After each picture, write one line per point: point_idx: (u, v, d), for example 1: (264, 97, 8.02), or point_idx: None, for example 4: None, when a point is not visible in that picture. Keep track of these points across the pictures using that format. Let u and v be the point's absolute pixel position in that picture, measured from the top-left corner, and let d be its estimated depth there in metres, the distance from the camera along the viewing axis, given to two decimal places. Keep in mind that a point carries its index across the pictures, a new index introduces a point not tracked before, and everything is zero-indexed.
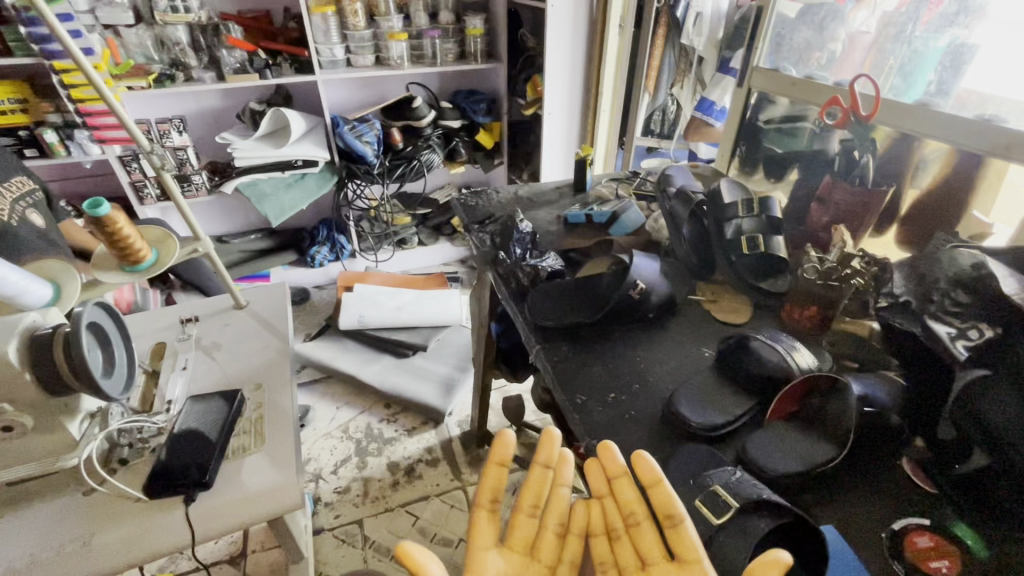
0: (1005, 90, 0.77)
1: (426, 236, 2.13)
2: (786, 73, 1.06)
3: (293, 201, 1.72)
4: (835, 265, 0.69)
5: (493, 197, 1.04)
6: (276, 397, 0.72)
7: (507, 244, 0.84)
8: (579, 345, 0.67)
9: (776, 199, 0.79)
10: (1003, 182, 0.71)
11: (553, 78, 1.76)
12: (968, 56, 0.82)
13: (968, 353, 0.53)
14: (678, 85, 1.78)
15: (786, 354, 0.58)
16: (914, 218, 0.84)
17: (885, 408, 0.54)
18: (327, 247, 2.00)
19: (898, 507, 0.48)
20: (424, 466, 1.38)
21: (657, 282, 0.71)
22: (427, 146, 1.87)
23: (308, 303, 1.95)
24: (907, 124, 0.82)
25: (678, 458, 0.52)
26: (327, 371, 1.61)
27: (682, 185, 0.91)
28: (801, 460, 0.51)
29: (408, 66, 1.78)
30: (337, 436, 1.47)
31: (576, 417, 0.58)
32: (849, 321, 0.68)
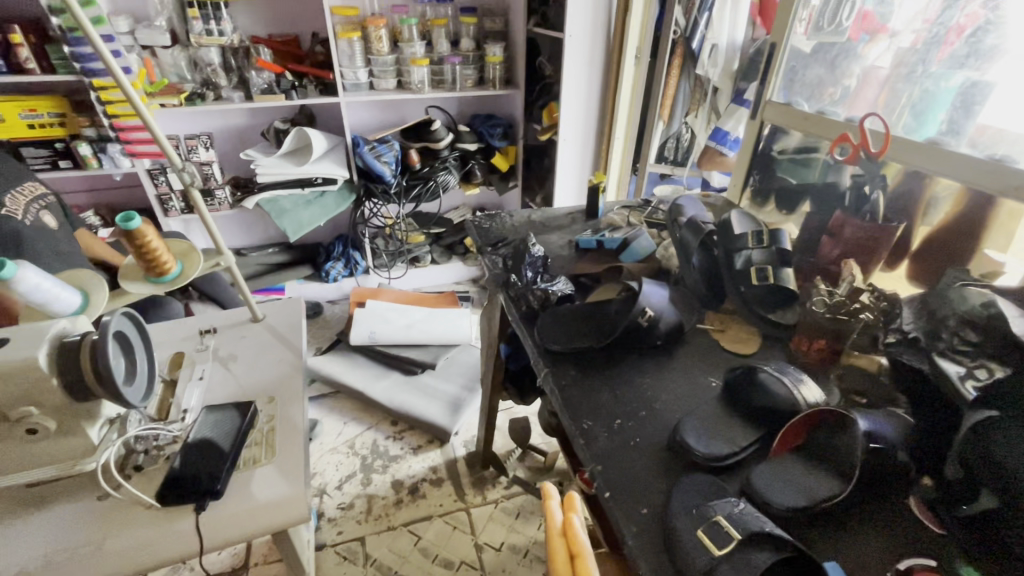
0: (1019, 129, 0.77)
1: (439, 255, 2.16)
2: (800, 107, 1.08)
3: (312, 218, 1.79)
4: (845, 299, 0.70)
5: (506, 220, 1.06)
6: (289, 410, 0.73)
7: (518, 266, 0.85)
8: (587, 370, 0.68)
9: (786, 232, 0.81)
10: (1017, 223, 0.71)
11: (568, 105, 1.82)
12: (980, 97, 0.83)
13: (976, 394, 0.53)
14: (692, 114, 1.81)
15: (793, 387, 0.58)
16: (924, 255, 0.85)
17: (893, 445, 0.53)
18: (342, 263, 2.04)
19: (905, 548, 0.48)
20: (428, 486, 1.38)
21: (665, 309, 0.71)
22: (443, 168, 1.91)
23: (321, 318, 1.98)
24: (918, 161, 0.83)
25: (683, 487, 0.52)
26: (336, 386, 1.63)
27: (693, 214, 0.92)
28: (806, 495, 0.50)
29: (428, 91, 1.84)
30: (343, 451, 1.48)
31: (581, 442, 0.59)
32: (859, 355, 0.68)
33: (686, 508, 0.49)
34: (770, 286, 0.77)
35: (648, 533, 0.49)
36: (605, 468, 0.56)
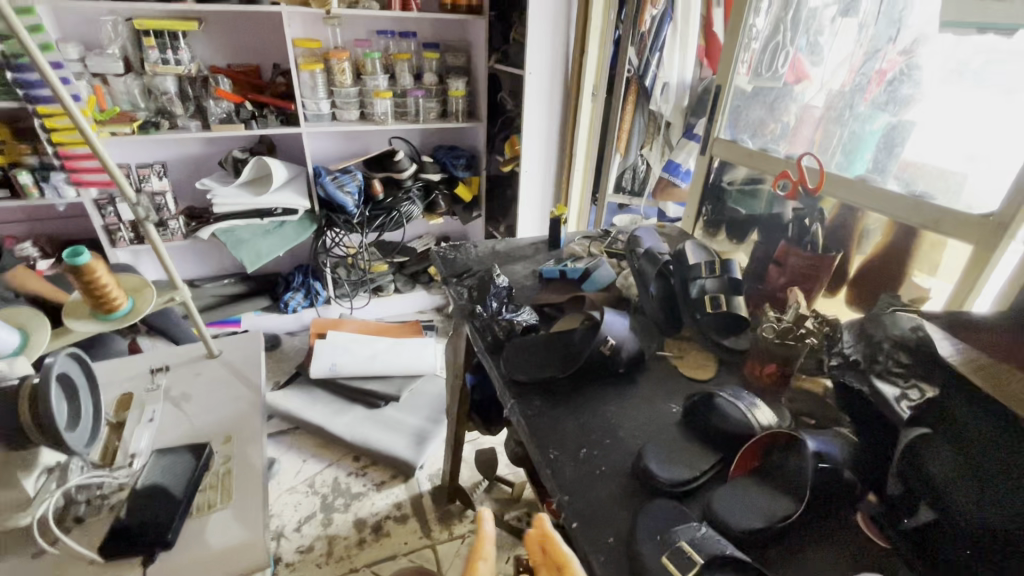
0: (942, 160, 0.85)
1: (403, 284, 2.15)
2: (743, 144, 1.16)
3: (270, 248, 1.73)
4: (791, 325, 0.74)
5: (471, 250, 1.08)
6: (247, 450, 0.71)
7: (484, 298, 0.87)
8: (553, 399, 0.69)
9: (736, 262, 0.85)
10: (942, 252, 0.79)
11: (530, 137, 1.88)
12: (899, 139, 0.92)
13: (910, 412, 0.58)
14: (647, 147, 1.89)
15: (747, 411, 0.61)
16: (860, 282, 0.91)
17: (838, 464, 0.57)
18: (301, 294, 1.99)
19: (857, 565, 0.50)
20: (392, 523, 1.33)
21: (626, 338, 0.73)
22: (406, 198, 1.92)
23: (278, 350, 1.92)
24: (851, 197, 0.90)
25: (648, 514, 0.53)
26: (294, 422, 1.57)
27: (649, 246, 0.96)
28: (764, 516, 0.52)
29: (391, 122, 1.86)
30: (302, 491, 1.42)
31: (548, 473, 0.59)
32: (807, 379, 0.75)
33: (651, 535, 0.50)
34: (722, 314, 0.81)
35: (615, 562, 0.50)
36: (572, 498, 0.56)
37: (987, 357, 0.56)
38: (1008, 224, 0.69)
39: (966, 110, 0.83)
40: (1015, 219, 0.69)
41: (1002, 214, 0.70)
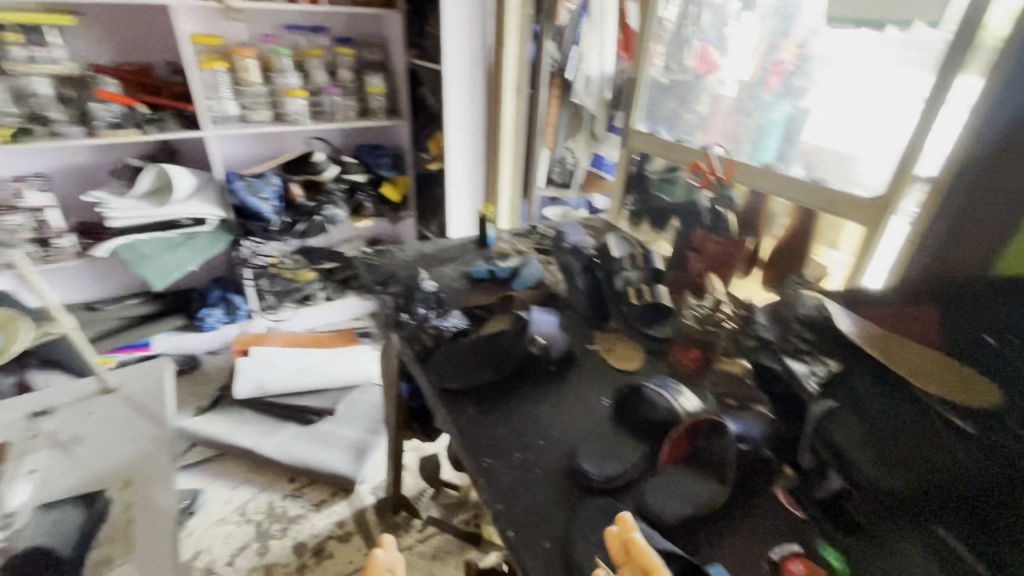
0: (836, 142, 0.92)
1: (332, 292, 2.02)
2: (662, 135, 1.20)
3: (179, 262, 1.60)
4: (711, 311, 0.79)
5: (396, 254, 1.04)
6: (153, 495, 0.69)
7: (410, 304, 0.85)
8: (485, 405, 0.68)
9: (656, 253, 0.88)
10: (839, 232, 0.86)
11: (454, 134, 1.86)
12: (798, 125, 1.00)
13: (818, 387, 0.62)
14: (572, 139, 1.87)
15: (673, 398, 0.63)
16: (772, 263, 0.91)
17: (757, 443, 0.62)
18: (221, 309, 1.85)
19: (778, 539, 0.53)
20: (334, 543, 1.28)
21: (556, 335, 0.76)
22: (329, 201, 1.83)
23: (198, 372, 1.78)
24: (759, 183, 0.96)
25: (583, 516, 0.54)
26: (220, 448, 1.46)
27: (575, 241, 0.99)
28: (690, 502, 0.55)
29: (306, 123, 1.76)
30: (234, 521, 1.32)
31: (482, 482, 0.58)
32: (726, 361, 0.74)
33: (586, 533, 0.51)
34: (647, 305, 0.84)
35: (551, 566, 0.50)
36: (507, 506, 0.55)
37: (883, 332, 0.63)
38: (889, 202, 0.79)
39: (851, 95, 0.90)
40: (895, 197, 0.78)
41: (885, 196, 0.80)
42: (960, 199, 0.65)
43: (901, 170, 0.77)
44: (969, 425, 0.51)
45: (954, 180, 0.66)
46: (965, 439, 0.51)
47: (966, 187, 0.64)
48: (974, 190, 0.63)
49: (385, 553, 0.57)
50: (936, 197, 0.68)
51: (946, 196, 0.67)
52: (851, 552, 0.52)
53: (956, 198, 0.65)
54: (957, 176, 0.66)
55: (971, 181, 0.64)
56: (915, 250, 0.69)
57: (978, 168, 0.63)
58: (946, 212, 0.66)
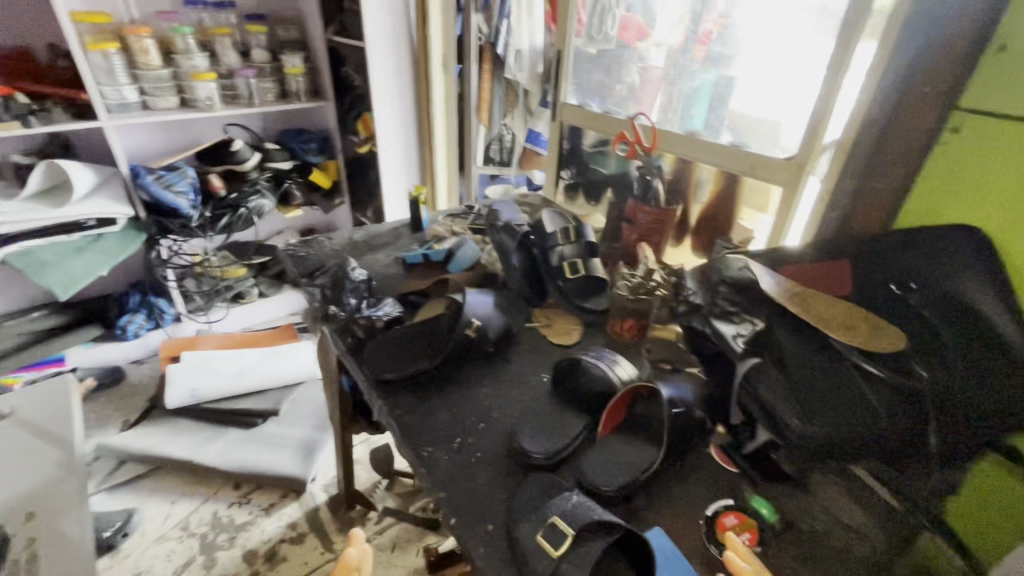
0: (760, 112, 0.94)
1: (268, 287, 1.96)
2: (589, 107, 1.20)
3: (87, 267, 1.46)
4: (643, 280, 0.78)
5: (324, 244, 0.98)
6: None
7: (338, 295, 0.80)
8: (421, 393, 0.66)
9: (588, 226, 0.88)
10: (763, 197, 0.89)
11: (383, 115, 1.77)
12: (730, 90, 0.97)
13: (744, 344, 0.63)
14: (509, 115, 1.87)
15: (608, 368, 0.63)
16: (701, 229, 0.98)
17: (690, 405, 0.61)
18: (142, 315, 1.71)
19: (711, 496, 0.55)
20: (288, 546, 1.23)
21: (490, 315, 0.72)
22: (254, 192, 1.71)
23: (123, 383, 1.65)
24: (684, 152, 0.97)
25: (525, 491, 0.53)
26: (153, 462, 1.36)
27: (508, 219, 0.94)
28: (627, 471, 0.55)
29: (220, 108, 1.62)
30: (175, 536, 1.24)
31: (423, 472, 0.57)
32: (659, 327, 0.78)
33: (525, 509, 0.51)
34: (581, 278, 0.83)
35: (496, 544, 0.49)
36: (448, 494, 0.54)
37: (801, 286, 0.68)
38: (805, 164, 0.80)
39: (777, 62, 0.91)
40: (810, 158, 0.79)
41: (799, 157, 0.81)
42: (860, 160, 0.73)
43: (811, 136, 0.79)
44: (877, 368, 0.58)
45: (855, 143, 0.73)
46: (873, 381, 0.57)
47: (865, 149, 0.72)
48: (872, 153, 0.71)
49: (356, 551, 0.57)
50: (841, 155, 0.75)
51: (849, 156, 0.74)
52: (782, 502, 0.54)
53: (858, 159, 0.73)
54: (857, 139, 0.72)
55: (870, 144, 0.71)
56: (829, 208, 0.78)
57: (874, 131, 0.70)
58: (851, 173, 0.74)
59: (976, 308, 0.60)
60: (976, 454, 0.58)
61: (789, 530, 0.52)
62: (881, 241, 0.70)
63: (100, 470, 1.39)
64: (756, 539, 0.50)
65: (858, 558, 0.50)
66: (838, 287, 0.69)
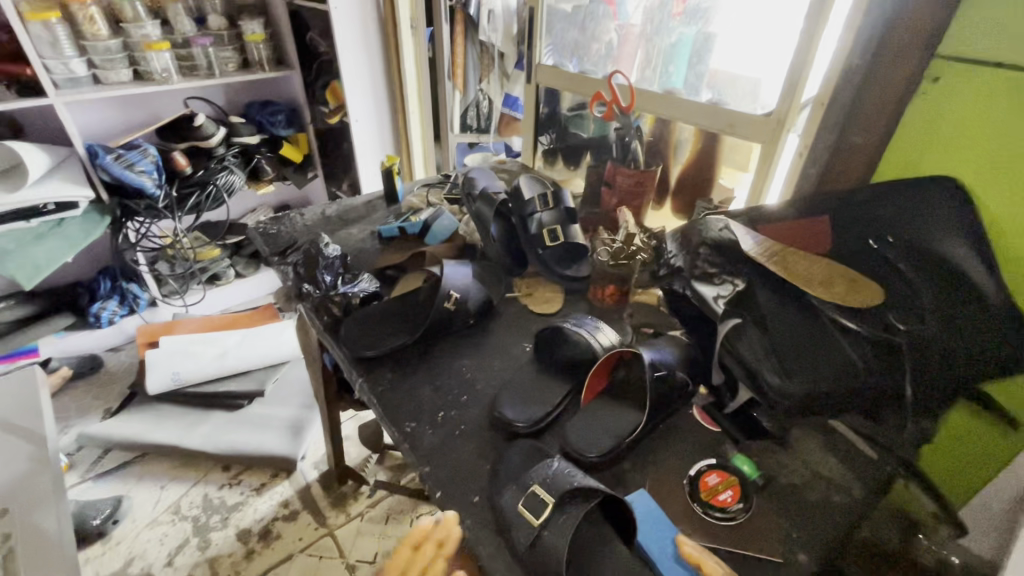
0: (744, 69, 0.88)
1: (244, 266, 1.91)
2: (566, 69, 1.14)
3: (51, 253, 1.37)
4: (624, 244, 0.75)
5: (296, 220, 0.95)
6: None
7: (313, 273, 0.76)
8: (403, 369, 0.65)
9: (567, 191, 0.85)
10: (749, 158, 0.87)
11: (351, 82, 1.69)
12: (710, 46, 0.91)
13: (725, 306, 0.63)
14: (485, 80, 1.83)
15: (591, 336, 0.62)
16: (681, 189, 0.97)
17: (671, 368, 0.60)
18: (115, 301, 1.66)
19: (695, 456, 0.55)
20: (281, 524, 1.24)
21: (470, 287, 0.71)
22: (221, 168, 1.65)
23: (101, 371, 1.61)
24: (663, 110, 0.94)
25: (507, 460, 0.53)
26: (139, 449, 1.35)
27: (484, 186, 0.89)
28: (613, 435, 0.55)
29: (178, 80, 1.53)
30: (168, 520, 1.24)
31: (406, 448, 0.56)
32: (641, 292, 0.78)
33: (509, 478, 0.51)
34: (561, 245, 0.82)
35: (481, 513, 0.50)
36: (433, 467, 0.54)
37: (781, 245, 0.68)
38: (784, 119, 0.77)
39: (760, 13, 0.85)
40: (789, 114, 0.76)
41: (779, 111, 0.77)
42: (841, 111, 0.69)
43: (791, 91, 0.75)
44: (853, 322, 0.58)
45: (835, 95, 0.69)
46: (850, 334, 0.58)
47: (845, 101, 0.68)
48: (852, 104, 0.69)
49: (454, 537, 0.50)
50: (819, 109, 0.71)
51: (827, 108, 0.70)
52: (762, 458, 0.55)
53: (837, 111, 0.70)
54: (837, 90, 0.68)
55: (851, 93, 0.68)
56: (806, 163, 0.75)
57: (854, 80, 0.67)
58: (831, 126, 0.71)
59: (952, 261, 0.60)
60: (949, 402, 0.59)
61: (770, 485, 0.53)
62: (859, 194, 0.69)
63: (84, 459, 1.37)
64: (739, 495, 0.51)
65: (836, 507, 0.51)
66: (816, 246, 0.70)
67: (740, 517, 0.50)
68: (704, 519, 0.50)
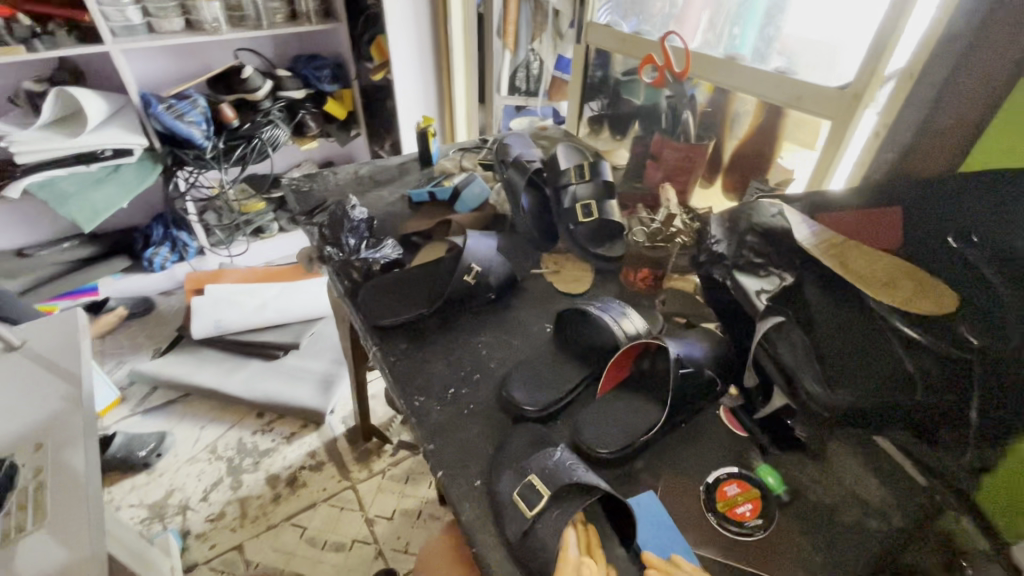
0: (819, 33, 0.78)
1: (287, 222, 1.94)
2: (618, 28, 1.06)
3: (107, 198, 1.45)
4: (661, 226, 0.71)
5: (329, 178, 0.94)
6: (62, 456, 0.59)
7: (337, 235, 0.74)
8: (419, 340, 0.63)
9: (606, 162, 0.79)
10: (818, 136, 0.76)
11: (396, 36, 1.67)
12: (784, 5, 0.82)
13: (767, 302, 0.57)
14: (538, 39, 1.69)
15: (615, 322, 0.58)
16: (733, 167, 0.88)
17: (700, 364, 0.55)
18: (167, 247, 1.74)
19: (715, 461, 0.51)
20: (308, 473, 1.29)
21: (492, 260, 0.67)
22: (267, 122, 1.65)
23: (153, 313, 1.70)
24: (722, 78, 0.85)
25: (511, 444, 0.51)
26: (183, 388, 1.42)
27: (519, 152, 0.85)
28: (627, 431, 0.52)
29: (227, 31, 1.52)
30: (205, 458, 1.32)
31: (413, 422, 0.55)
32: (677, 277, 0.72)
33: (507, 463, 0.49)
34: (595, 222, 0.76)
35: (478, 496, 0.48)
36: (437, 446, 0.52)
37: (839, 237, 0.61)
38: (862, 93, 0.67)
39: None
40: (868, 88, 0.66)
41: (856, 83, 0.67)
42: (932, 89, 0.60)
43: (873, 59, 0.64)
44: (912, 329, 0.52)
45: (928, 67, 0.60)
46: (909, 344, 0.52)
47: (941, 73, 0.59)
48: (947, 79, 0.59)
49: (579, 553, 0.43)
50: (907, 82, 0.62)
51: (917, 82, 0.61)
52: (791, 471, 0.51)
53: (932, 85, 0.60)
54: (932, 61, 0.59)
55: (949, 67, 0.58)
56: (883, 146, 0.67)
57: (952, 54, 0.58)
58: (919, 103, 0.62)
59: None
60: None
61: (796, 503, 0.48)
62: (944, 184, 0.59)
63: (135, 395, 1.46)
64: (758, 510, 0.47)
65: (869, 532, 0.47)
66: (881, 240, 0.62)
67: (758, 534, 0.46)
68: (717, 531, 0.46)
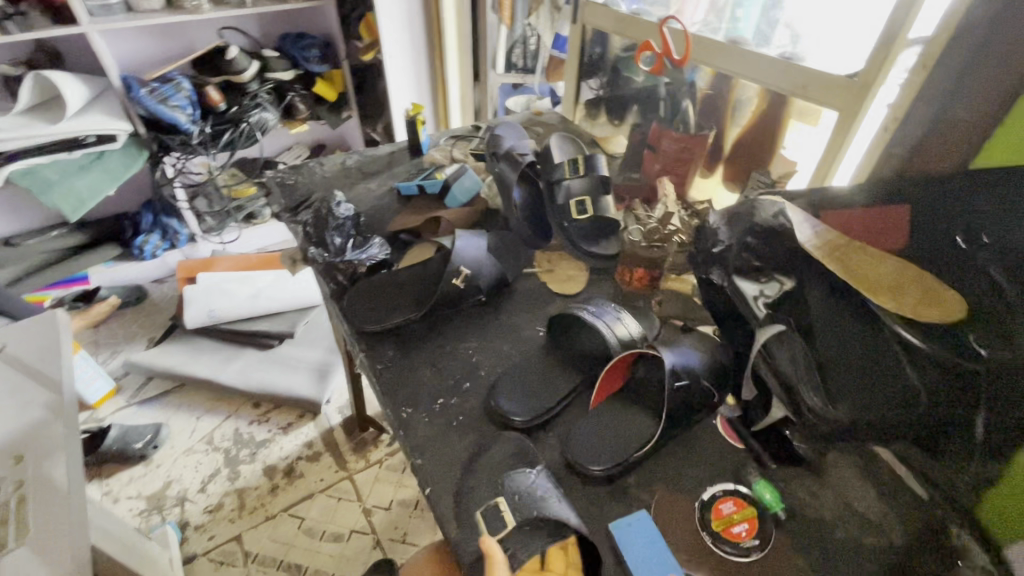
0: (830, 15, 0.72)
1: None
2: (616, 7, 1.00)
3: (92, 187, 1.41)
4: (659, 225, 0.68)
5: (315, 170, 0.91)
6: (43, 469, 0.58)
7: (322, 234, 0.72)
8: (407, 347, 0.61)
9: (601, 156, 0.75)
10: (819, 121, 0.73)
11: (386, 17, 1.61)
12: None
13: (767, 310, 0.54)
14: (534, 13, 1.63)
15: (608, 328, 0.56)
16: (735, 156, 0.85)
17: (696, 376, 0.53)
18: (157, 235, 1.71)
19: (711, 477, 0.50)
20: (305, 463, 1.29)
21: (483, 261, 0.65)
22: (255, 105, 1.60)
23: (146, 302, 1.68)
24: (721, 64, 0.80)
25: (502, 457, 0.50)
26: (178, 379, 1.41)
27: (511, 144, 0.81)
28: (619, 446, 0.51)
29: (209, 10, 1.46)
30: (202, 449, 1.32)
31: (401, 435, 0.53)
32: (675, 278, 0.71)
33: (490, 475, 0.48)
34: (590, 218, 0.74)
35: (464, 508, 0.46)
36: (425, 460, 0.51)
37: (845, 238, 0.58)
38: (872, 82, 0.63)
39: None
40: (877, 78, 0.62)
41: (866, 72, 0.63)
42: (949, 79, 0.57)
43: (888, 42, 0.60)
44: (919, 338, 0.50)
45: (942, 58, 0.57)
46: (915, 355, 0.50)
47: (957, 65, 0.56)
48: (964, 67, 0.55)
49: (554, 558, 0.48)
50: (920, 72, 0.59)
51: (931, 72, 0.58)
52: (789, 485, 0.50)
53: (947, 76, 0.57)
54: (947, 51, 0.56)
55: (965, 58, 0.55)
56: (893, 141, 0.63)
57: (974, 37, 0.54)
58: (933, 94, 0.58)
59: None
60: None
61: (795, 520, 0.47)
62: (952, 180, 0.56)
63: (130, 385, 1.45)
64: (754, 530, 0.46)
65: (867, 549, 0.46)
66: (889, 241, 0.59)
67: (753, 555, 0.45)
68: (712, 550, 0.45)
